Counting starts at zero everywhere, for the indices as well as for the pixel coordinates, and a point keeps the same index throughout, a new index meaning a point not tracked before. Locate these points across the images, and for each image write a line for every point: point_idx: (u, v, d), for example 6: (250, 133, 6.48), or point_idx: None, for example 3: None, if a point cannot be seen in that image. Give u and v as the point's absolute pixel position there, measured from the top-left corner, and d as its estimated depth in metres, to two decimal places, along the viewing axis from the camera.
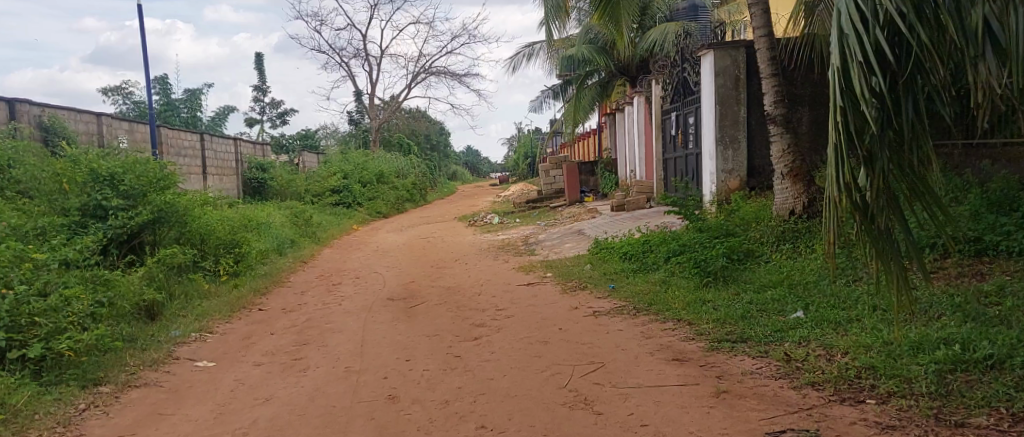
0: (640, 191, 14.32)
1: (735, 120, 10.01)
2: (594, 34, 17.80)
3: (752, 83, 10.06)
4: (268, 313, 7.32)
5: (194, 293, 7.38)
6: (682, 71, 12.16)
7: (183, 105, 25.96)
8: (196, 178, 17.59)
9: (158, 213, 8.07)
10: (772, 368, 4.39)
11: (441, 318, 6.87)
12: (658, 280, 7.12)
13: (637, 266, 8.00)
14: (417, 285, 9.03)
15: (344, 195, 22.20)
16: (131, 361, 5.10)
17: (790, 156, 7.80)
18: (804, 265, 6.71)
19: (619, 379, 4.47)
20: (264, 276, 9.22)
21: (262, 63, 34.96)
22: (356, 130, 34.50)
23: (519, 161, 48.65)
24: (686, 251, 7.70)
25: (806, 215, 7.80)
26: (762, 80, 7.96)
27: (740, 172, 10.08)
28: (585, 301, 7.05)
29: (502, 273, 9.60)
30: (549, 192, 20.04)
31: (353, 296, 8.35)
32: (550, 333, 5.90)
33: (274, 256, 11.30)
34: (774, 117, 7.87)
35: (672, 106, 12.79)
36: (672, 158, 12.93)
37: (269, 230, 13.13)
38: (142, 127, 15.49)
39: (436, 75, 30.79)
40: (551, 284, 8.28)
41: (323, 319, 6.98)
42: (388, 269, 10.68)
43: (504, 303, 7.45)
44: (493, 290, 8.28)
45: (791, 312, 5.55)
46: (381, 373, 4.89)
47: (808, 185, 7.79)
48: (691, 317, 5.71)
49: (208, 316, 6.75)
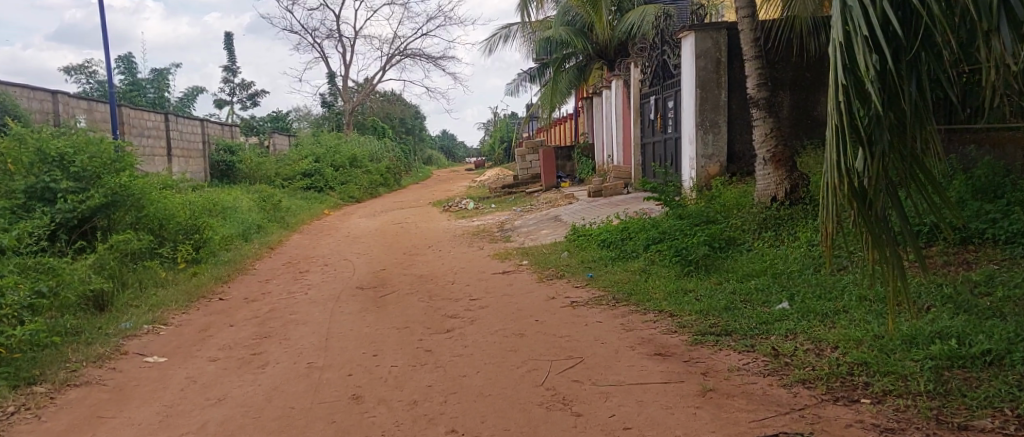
0: (617, 177, 14.08)
1: (716, 104, 9.79)
2: (572, 16, 17.49)
3: (733, 67, 9.84)
4: (229, 303, 6.95)
5: (150, 281, 7.00)
6: (661, 54, 11.91)
7: (149, 85, 25.14)
8: (161, 161, 17.01)
9: (112, 197, 7.65)
10: (760, 364, 4.15)
11: (412, 309, 6.55)
12: (637, 269, 6.88)
13: (615, 253, 7.74)
14: (388, 273, 8.69)
15: (315, 179, 21.67)
16: (73, 357, 4.74)
17: (772, 141, 7.58)
18: (787, 254, 6.49)
19: (599, 376, 4.21)
20: (227, 263, 8.82)
21: (232, 43, 34.09)
22: (329, 113, 33.85)
23: (496, 146, 48.25)
24: (666, 239, 7.45)
25: (788, 202, 7.55)
26: (745, 62, 7.74)
27: (720, 157, 9.86)
28: (563, 290, 6.79)
29: (476, 260, 9.30)
30: (526, 177, 19.74)
31: (320, 284, 8.00)
32: (526, 325, 5.62)
33: (239, 242, 10.88)
34: (756, 100, 7.65)
35: (651, 90, 12.56)
36: (651, 143, 12.69)
37: (235, 215, 12.67)
38: (101, 107, 14.89)
39: (411, 57, 30.24)
40: (526, 272, 8.01)
41: (287, 310, 6.64)
42: (358, 256, 10.33)
43: (478, 292, 7.15)
44: (467, 279, 7.99)
45: (776, 303, 5.32)
46: (346, 370, 4.58)
47: (790, 171, 7.57)
48: (673, 309, 5.47)
49: (164, 307, 6.38)
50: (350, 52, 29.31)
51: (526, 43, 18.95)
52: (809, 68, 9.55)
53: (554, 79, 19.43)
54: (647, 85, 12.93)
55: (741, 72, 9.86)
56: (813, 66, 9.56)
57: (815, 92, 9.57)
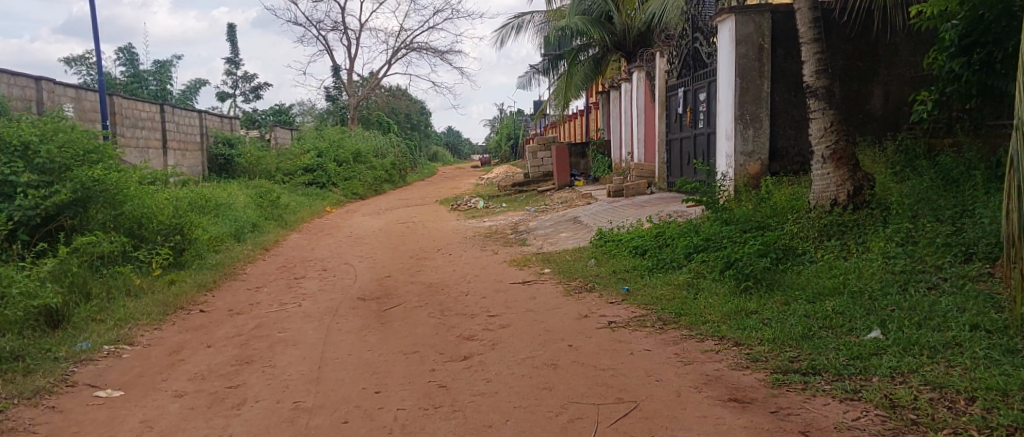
0: (639, 175, 13.14)
1: (757, 96, 8.85)
2: (589, 4, 16.46)
3: (778, 54, 8.90)
4: (210, 317, 6.04)
5: (120, 289, 6.08)
6: (692, 43, 10.93)
7: (151, 77, 24.30)
8: (155, 154, 16.14)
9: (82, 192, 6.76)
10: (876, 420, 3.25)
11: (421, 327, 5.63)
12: (682, 283, 5.93)
13: (651, 262, 6.78)
14: (392, 281, 7.77)
15: (318, 174, 20.72)
16: (3, 392, 3.82)
17: (832, 136, 6.66)
18: (860, 267, 5.52)
19: (666, 432, 3.28)
20: (214, 267, 7.90)
21: (234, 35, 33.16)
22: (334, 107, 32.96)
23: (501, 142, 47.36)
24: (713, 249, 6.47)
25: (851, 205, 6.58)
26: (802, 46, 6.81)
27: (761, 155, 8.93)
28: (595, 306, 5.85)
29: (491, 267, 8.37)
30: (537, 175, 18.79)
31: (317, 294, 7.08)
32: (558, 352, 4.70)
33: (230, 242, 9.96)
34: (815, 90, 6.74)
35: (678, 82, 11.62)
36: (678, 139, 11.73)
37: (228, 212, 11.76)
38: (90, 96, 13.97)
39: (417, 51, 29.39)
40: (550, 283, 7.05)
41: (276, 327, 5.72)
42: (360, 260, 9.41)
43: (496, 306, 6.23)
44: (481, 290, 7.05)
45: (865, 331, 4.36)
46: (342, 415, 3.66)
47: (852, 172, 6.64)
48: (739, 336, 4.54)
49: (132, 322, 5.46)
50: (356, 45, 28.43)
51: (539, 35, 18.03)
52: (861, 56, 8.58)
53: (568, 71, 18.28)
54: (674, 77, 11.94)
55: (786, 61, 8.92)
56: (865, 55, 8.59)
57: (868, 84, 8.60)
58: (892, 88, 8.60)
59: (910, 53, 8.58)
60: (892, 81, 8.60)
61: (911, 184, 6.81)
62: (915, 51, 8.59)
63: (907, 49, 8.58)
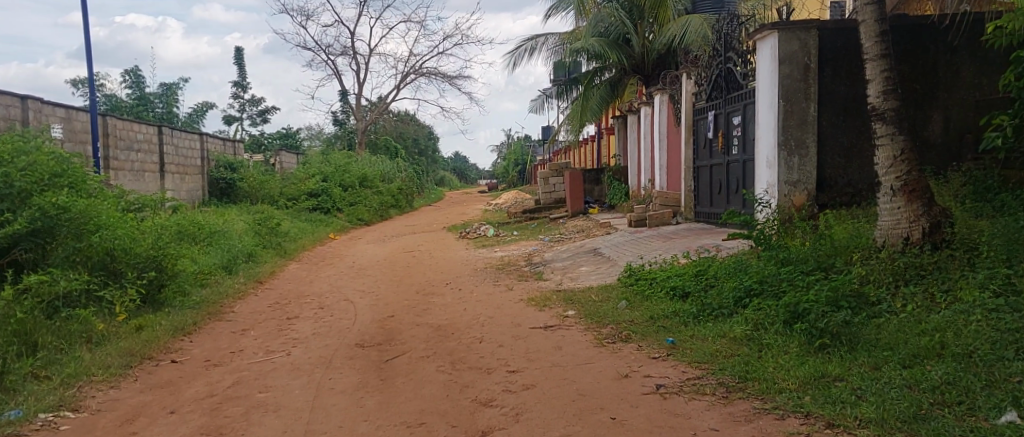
0: (663, 204, 12.25)
1: (803, 119, 7.99)
2: (606, 25, 15.66)
3: (824, 74, 8.06)
4: (181, 369, 5.15)
5: (76, 337, 5.25)
6: (724, 62, 10.08)
7: (157, 100, 23.63)
8: (151, 178, 15.35)
9: (43, 222, 5.96)
10: None
11: (429, 387, 4.70)
12: (739, 338, 5.00)
13: (695, 307, 5.85)
14: (396, 323, 6.85)
15: (322, 199, 19.81)
16: None
17: (904, 164, 5.76)
18: (955, 320, 4.56)
19: None
20: (197, 307, 7.06)
21: (242, 58, 32.64)
22: (342, 131, 32.26)
23: (510, 168, 46.56)
24: (770, 296, 5.55)
25: (927, 244, 5.65)
26: (865, 62, 5.94)
27: (808, 184, 8.06)
28: (636, 362, 4.92)
29: (507, 307, 7.43)
30: (549, 201, 17.92)
31: (309, 339, 6.17)
32: (599, 428, 3.78)
33: (220, 275, 9.09)
34: (882, 112, 5.85)
35: (707, 104, 10.76)
36: (707, 166, 10.86)
37: (222, 241, 10.90)
38: (82, 116, 13.21)
39: (426, 76, 28.78)
40: (577, 329, 6.12)
41: (256, 384, 4.83)
42: (360, 295, 8.50)
43: (517, 359, 5.31)
44: (498, 336, 6.12)
45: (995, 412, 3.39)
46: None
47: (928, 206, 5.73)
48: (831, 414, 3.61)
49: (83, 379, 4.63)
50: (365, 69, 27.79)
51: (553, 57, 17.28)
52: (918, 78, 7.71)
53: (584, 94, 17.35)
54: (703, 99, 11.07)
55: (834, 82, 8.07)
56: (924, 75, 7.70)
57: (926, 107, 7.71)
58: (953, 113, 7.70)
59: (973, 74, 7.71)
60: (954, 105, 7.71)
61: (995, 223, 5.87)
62: (978, 72, 7.72)
63: (970, 70, 7.70)
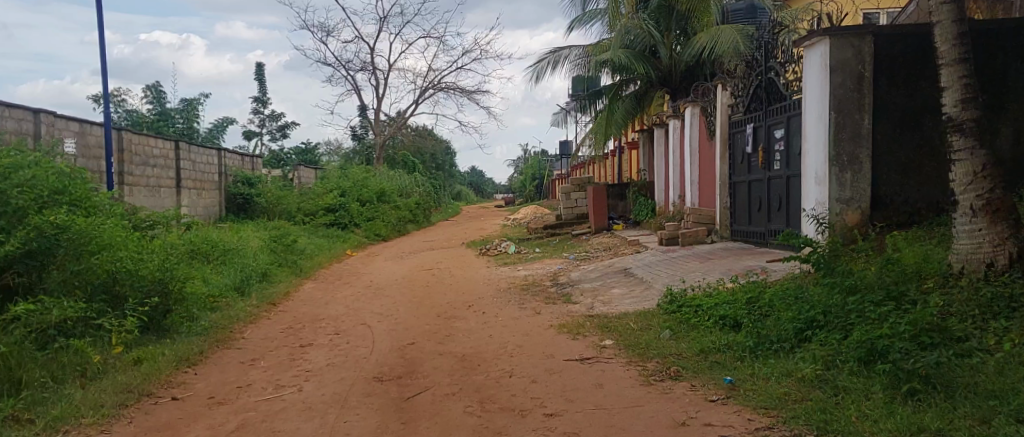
0: (696, 221, 11.64)
1: (856, 132, 7.40)
2: (633, 36, 15.11)
3: (880, 84, 7.46)
4: (181, 408, 4.65)
5: (67, 373, 4.76)
6: (764, 73, 9.52)
7: (178, 115, 23.42)
8: (166, 193, 15.01)
9: (39, 243, 5.50)
10: None
11: (457, 434, 4.15)
12: (809, 377, 4.41)
13: (750, 340, 5.26)
14: (417, 352, 6.30)
15: (340, 215, 19.37)
16: None
17: (986, 181, 5.17)
18: None
19: None
20: (205, 333, 6.56)
21: (262, 73, 32.55)
22: (360, 146, 31.96)
23: (527, 183, 46.03)
24: (838, 329, 4.94)
25: (1015, 272, 5.04)
26: (940, 68, 5.37)
27: (862, 202, 7.45)
28: (692, 406, 4.34)
29: (537, 334, 6.85)
30: (571, 217, 17.37)
31: (325, 372, 5.64)
32: None
33: (232, 296, 8.61)
34: (961, 124, 5.25)
35: (745, 117, 10.18)
36: (745, 182, 10.26)
37: (236, 259, 10.45)
38: (97, 130, 12.88)
39: (445, 90, 28.41)
40: (617, 363, 5.53)
41: (264, 428, 4.30)
42: (379, 319, 7.97)
43: (554, 400, 4.74)
44: (530, 370, 5.55)
45: None
46: None
47: (1014, 229, 5.13)
48: None
49: (69, 423, 4.13)
50: (385, 84, 27.47)
51: (577, 70, 16.78)
52: (985, 87, 7.09)
53: (609, 107, 16.79)
54: (740, 111, 10.49)
55: (890, 92, 7.47)
56: (990, 84, 7.10)
57: (994, 119, 7.09)
58: None
59: None
60: None
61: None
62: None
63: None
